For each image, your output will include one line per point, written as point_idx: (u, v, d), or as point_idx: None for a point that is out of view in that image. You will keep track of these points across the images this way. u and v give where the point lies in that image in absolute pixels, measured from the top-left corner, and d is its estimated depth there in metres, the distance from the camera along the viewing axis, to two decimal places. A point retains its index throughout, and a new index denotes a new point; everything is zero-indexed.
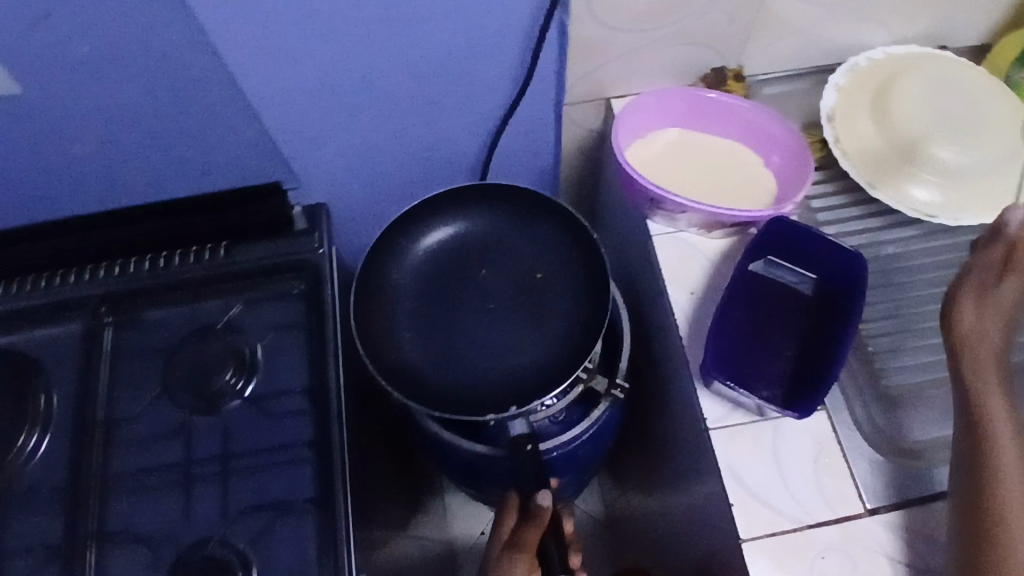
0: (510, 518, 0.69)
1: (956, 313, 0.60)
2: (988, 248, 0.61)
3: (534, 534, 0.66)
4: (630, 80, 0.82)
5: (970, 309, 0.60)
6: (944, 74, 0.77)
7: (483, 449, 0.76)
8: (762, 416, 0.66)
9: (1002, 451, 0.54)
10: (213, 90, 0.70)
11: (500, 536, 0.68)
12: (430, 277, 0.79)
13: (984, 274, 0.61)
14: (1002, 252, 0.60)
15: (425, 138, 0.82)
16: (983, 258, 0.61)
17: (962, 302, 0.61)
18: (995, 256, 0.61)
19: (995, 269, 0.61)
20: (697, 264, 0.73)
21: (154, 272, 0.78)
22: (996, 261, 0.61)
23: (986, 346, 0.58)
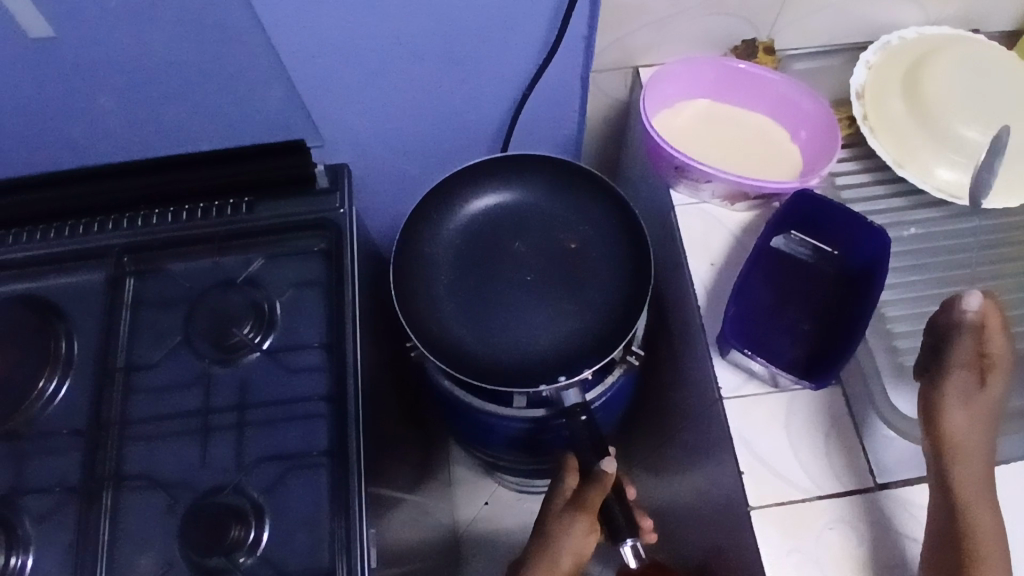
0: (569, 479, 0.69)
1: (945, 413, 0.58)
2: (961, 339, 0.60)
3: (596, 496, 0.65)
4: (659, 48, 0.81)
5: (955, 403, 0.58)
6: (980, 54, 0.75)
7: (528, 418, 0.76)
8: (776, 386, 0.66)
9: (978, 514, 0.55)
10: (242, 43, 0.70)
11: (562, 495, 0.69)
12: (466, 247, 0.78)
13: (964, 367, 0.59)
14: (974, 343, 0.60)
15: (451, 101, 0.82)
16: (961, 351, 0.60)
17: (951, 403, 0.58)
18: (970, 348, 0.60)
19: (971, 362, 0.60)
20: (720, 236, 0.72)
21: (177, 224, 0.79)
22: (972, 354, 0.60)
23: (972, 444, 0.57)
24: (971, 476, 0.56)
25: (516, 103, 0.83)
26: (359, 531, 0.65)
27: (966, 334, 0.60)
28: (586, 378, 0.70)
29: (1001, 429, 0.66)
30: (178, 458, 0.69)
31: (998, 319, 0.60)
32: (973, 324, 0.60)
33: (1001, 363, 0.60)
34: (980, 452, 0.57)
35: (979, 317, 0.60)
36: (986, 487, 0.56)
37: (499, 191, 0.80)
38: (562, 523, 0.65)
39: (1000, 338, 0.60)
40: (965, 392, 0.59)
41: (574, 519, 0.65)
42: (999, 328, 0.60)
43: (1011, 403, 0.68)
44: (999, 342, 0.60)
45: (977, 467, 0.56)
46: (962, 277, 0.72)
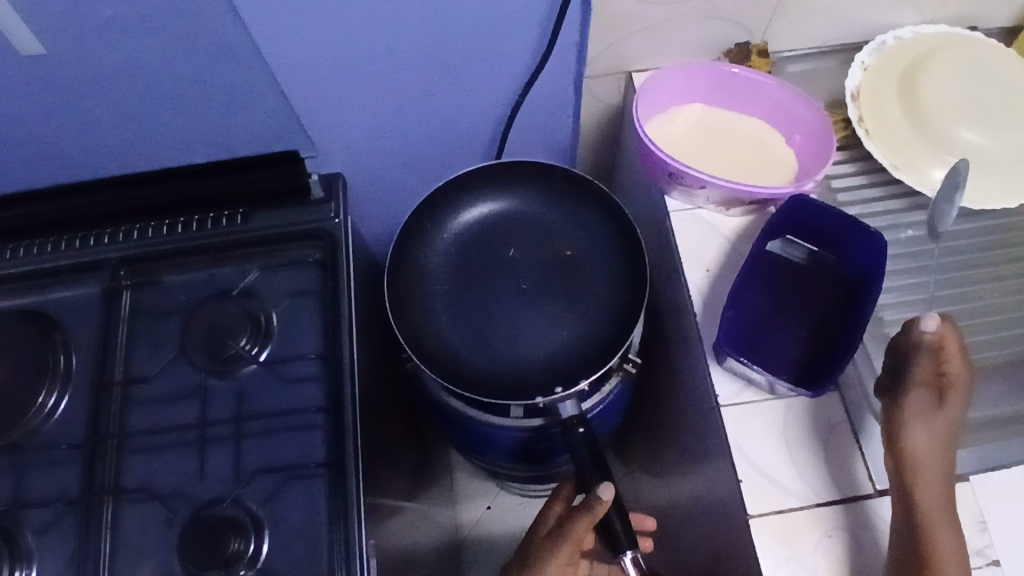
0: (557, 506, 0.71)
1: (907, 431, 0.57)
2: (920, 360, 0.59)
3: (584, 526, 0.63)
4: (652, 53, 0.80)
5: (912, 421, 0.57)
6: (978, 54, 0.74)
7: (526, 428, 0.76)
8: (773, 394, 0.65)
9: (935, 530, 0.55)
10: (234, 55, 0.70)
11: (546, 522, 0.70)
12: (461, 257, 0.77)
13: (923, 387, 0.59)
14: (932, 363, 0.59)
15: (444, 110, 0.82)
16: (920, 371, 0.59)
17: (911, 423, 0.57)
18: (929, 369, 0.59)
19: (930, 381, 0.59)
20: (715, 242, 0.72)
21: (172, 236, 0.79)
22: (930, 374, 0.59)
23: (935, 462, 0.56)
24: (932, 492, 0.55)
25: (511, 111, 0.83)
26: (358, 542, 0.65)
27: (925, 354, 0.59)
28: (582, 390, 0.69)
29: (999, 433, 0.65)
30: (177, 470, 0.69)
31: (956, 343, 0.60)
32: (933, 346, 0.59)
33: (960, 387, 0.59)
34: (941, 467, 0.56)
35: (937, 339, 0.59)
36: (945, 502, 0.56)
37: (493, 199, 0.79)
38: (544, 552, 0.65)
39: (957, 360, 0.60)
40: (923, 412, 0.58)
41: (556, 551, 0.64)
42: (957, 350, 0.60)
43: (986, 411, 0.67)
44: (957, 363, 0.59)
45: (938, 485, 0.56)
46: (960, 280, 0.71)
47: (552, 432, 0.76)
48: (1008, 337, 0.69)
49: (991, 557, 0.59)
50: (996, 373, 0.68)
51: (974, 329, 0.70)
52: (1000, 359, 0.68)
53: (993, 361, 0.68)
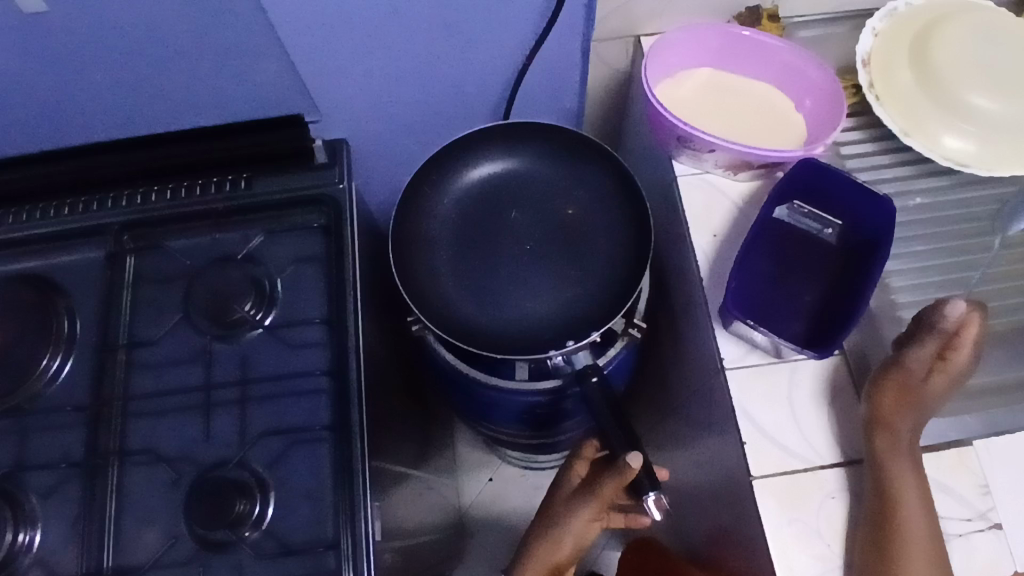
0: (580, 467, 0.72)
1: (880, 395, 0.60)
2: (927, 338, 0.61)
3: (611, 486, 0.65)
4: (660, 16, 0.79)
5: (892, 383, 0.60)
6: (991, 17, 0.73)
7: (536, 397, 0.76)
8: (780, 357, 0.65)
9: (902, 484, 0.57)
10: (239, 13, 0.69)
11: (572, 481, 0.72)
12: (466, 219, 0.76)
13: (918, 363, 0.61)
14: (937, 345, 0.61)
15: (449, 74, 0.81)
16: (922, 349, 0.61)
17: (887, 390, 0.60)
18: (931, 349, 0.61)
19: (928, 363, 0.61)
20: (722, 206, 0.71)
21: (175, 200, 0.78)
22: (931, 354, 0.61)
23: (906, 423, 0.59)
24: (898, 449, 0.58)
25: (516, 75, 0.82)
26: (362, 504, 0.65)
27: (935, 335, 0.60)
28: (594, 341, 0.71)
29: (1005, 400, 0.65)
30: (180, 434, 0.70)
31: (977, 334, 0.60)
32: (947, 331, 0.60)
33: (956, 374, 0.60)
34: (911, 426, 0.59)
35: (956, 326, 0.60)
36: (913, 459, 0.58)
37: (496, 160, 0.77)
38: (572, 511, 0.69)
39: (968, 352, 0.60)
40: (907, 378, 0.60)
41: (582, 510, 0.69)
42: (971, 343, 0.60)
43: (991, 378, 0.66)
44: (965, 355, 0.60)
45: (906, 444, 0.58)
46: (969, 247, 0.71)
47: (569, 393, 0.75)
48: (1016, 305, 0.69)
49: (993, 521, 0.60)
50: (1006, 340, 0.67)
51: (984, 297, 0.69)
52: (1010, 326, 0.68)
53: (1004, 328, 0.68)
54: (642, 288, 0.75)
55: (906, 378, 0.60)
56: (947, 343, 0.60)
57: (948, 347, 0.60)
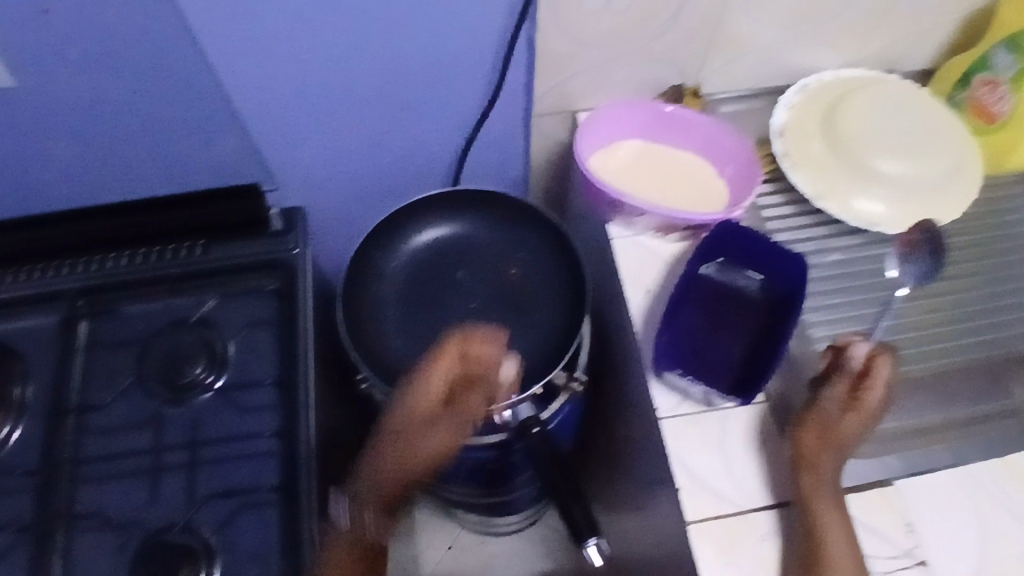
0: (443, 371, 0.68)
1: (801, 437, 0.64)
2: (838, 377, 0.66)
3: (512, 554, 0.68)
4: (597, 93, 0.84)
5: (811, 421, 0.64)
6: (891, 94, 0.80)
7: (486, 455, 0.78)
8: (711, 406, 0.68)
9: (828, 523, 0.60)
10: (199, 88, 0.74)
11: (429, 401, 0.68)
12: (413, 280, 0.79)
13: (830, 401, 0.65)
14: (847, 385, 0.66)
15: (400, 144, 0.86)
16: (835, 388, 0.66)
17: (809, 431, 0.64)
18: (844, 387, 0.66)
19: (842, 401, 0.65)
20: (655, 265, 0.76)
21: (131, 266, 0.80)
22: (844, 392, 0.65)
23: (830, 463, 0.62)
24: (823, 488, 0.61)
25: (463, 146, 0.87)
26: (310, 566, 0.66)
27: (845, 374, 0.66)
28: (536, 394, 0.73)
29: (922, 443, 0.70)
30: (127, 498, 0.70)
31: (885, 375, 0.66)
32: (854, 371, 0.66)
33: (870, 414, 0.65)
34: (833, 463, 0.62)
35: (860, 367, 0.66)
36: (837, 497, 0.61)
37: (441, 225, 0.81)
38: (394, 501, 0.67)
39: (879, 392, 0.65)
40: (822, 417, 0.64)
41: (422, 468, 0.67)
42: (880, 384, 0.65)
43: (908, 422, 0.71)
44: (876, 394, 0.65)
45: (830, 483, 0.61)
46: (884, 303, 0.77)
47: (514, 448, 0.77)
48: (930, 353, 0.74)
49: (919, 557, 0.63)
50: (918, 385, 0.73)
51: (899, 347, 0.74)
52: (923, 372, 0.73)
53: (918, 374, 0.73)
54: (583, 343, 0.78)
55: (822, 418, 0.65)
56: (856, 381, 0.66)
57: (857, 384, 0.65)
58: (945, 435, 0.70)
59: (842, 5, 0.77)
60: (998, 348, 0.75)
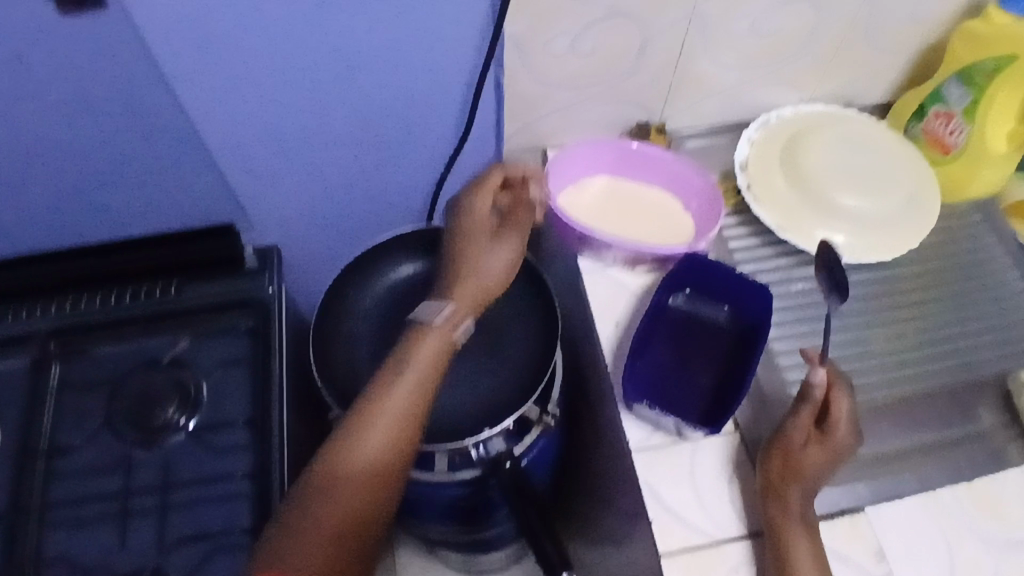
0: (488, 198, 0.76)
1: (769, 466, 0.65)
2: (802, 407, 0.67)
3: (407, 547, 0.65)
4: (565, 132, 0.85)
5: (777, 452, 0.65)
6: (848, 130, 0.82)
7: (462, 491, 0.77)
8: (681, 437, 0.69)
9: (798, 551, 0.61)
10: (172, 130, 0.74)
11: (483, 203, 0.76)
12: (387, 317, 0.79)
13: (796, 431, 0.65)
14: (811, 415, 0.66)
15: (374, 182, 0.87)
16: (799, 418, 0.66)
17: (775, 460, 0.65)
18: (808, 417, 0.66)
19: (806, 431, 0.66)
20: (624, 299, 0.77)
21: (105, 308, 0.81)
22: (809, 422, 0.66)
23: (800, 494, 0.63)
24: (793, 516, 0.62)
25: (435, 184, 0.88)
26: None
27: (809, 403, 0.66)
28: (508, 428, 0.73)
29: (891, 469, 0.71)
30: (97, 542, 0.69)
31: (847, 404, 0.66)
32: (817, 400, 0.66)
33: (836, 448, 0.65)
34: (801, 494, 0.63)
35: (823, 394, 0.67)
36: (807, 525, 0.62)
37: (413, 261, 0.81)
38: (355, 473, 0.61)
39: (844, 425, 0.66)
40: (788, 448, 0.65)
41: (391, 441, 0.62)
42: (842, 415, 0.66)
43: (879, 448, 0.72)
44: (840, 428, 0.65)
45: (800, 513, 0.62)
46: (850, 332, 0.78)
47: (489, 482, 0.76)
48: (896, 379, 0.76)
49: None
50: (885, 412, 0.74)
51: (867, 376, 0.76)
52: (889, 400, 0.75)
53: (884, 401, 0.75)
54: (556, 377, 0.78)
55: (787, 447, 0.65)
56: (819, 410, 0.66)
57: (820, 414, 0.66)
58: (913, 462, 0.71)
59: (798, 45, 0.79)
60: (961, 374, 0.76)
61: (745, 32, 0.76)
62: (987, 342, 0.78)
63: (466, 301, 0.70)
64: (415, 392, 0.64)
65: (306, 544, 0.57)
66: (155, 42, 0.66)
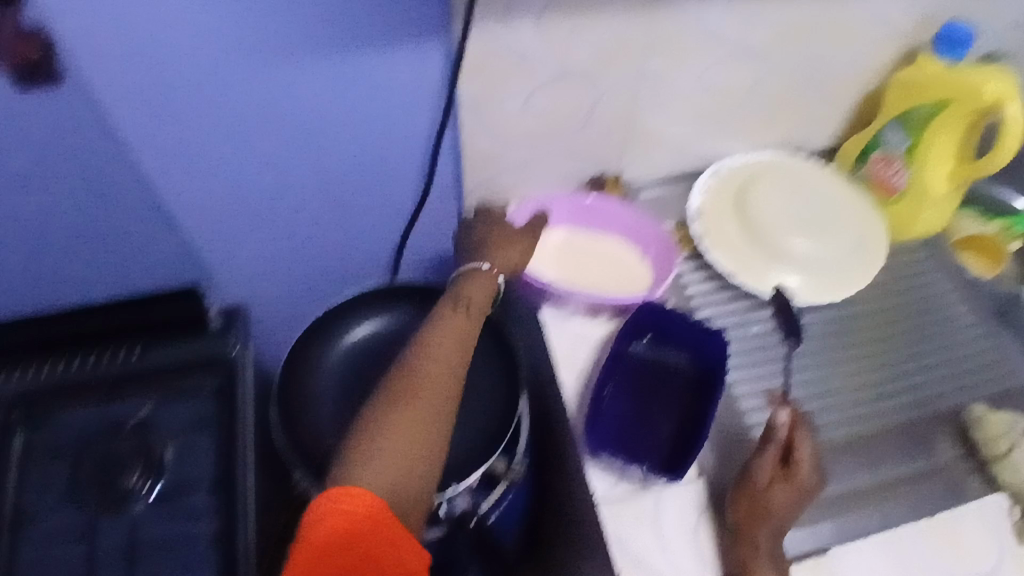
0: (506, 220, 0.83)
1: (736, 509, 0.66)
2: (766, 447, 0.68)
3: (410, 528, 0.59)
4: (524, 186, 0.87)
5: (743, 494, 0.66)
6: (792, 177, 0.86)
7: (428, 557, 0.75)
8: (645, 486, 0.70)
9: None
10: (134, 199, 0.75)
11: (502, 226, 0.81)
12: (350, 375, 0.79)
13: (761, 473, 0.66)
14: (776, 455, 0.67)
15: (337, 240, 0.87)
16: (764, 458, 0.67)
17: (742, 503, 0.66)
18: (773, 457, 0.67)
19: (772, 471, 0.67)
20: (585, 350, 0.78)
21: (67, 372, 0.80)
22: (773, 462, 0.67)
23: (767, 535, 0.64)
24: (759, 559, 0.63)
25: (398, 241, 0.89)
26: None
27: (773, 443, 0.67)
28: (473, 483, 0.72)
29: (856, 507, 0.71)
30: None
31: (809, 442, 0.67)
32: (781, 441, 0.67)
33: (801, 487, 0.66)
34: (768, 534, 0.64)
35: (787, 434, 0.68)
36: (773, 564, 0.64)
37: (373, 320, 0.82)
38: (417, 417, 0.61)
39: (807, 463, 0.67)
40: (753, 490, 0.66)
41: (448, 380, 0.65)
42: (806, 455, 0.67)
43: (845, 486, 0.73)
44: (803, 467, 0.66)
45: (767, 554, 0.64)
46: (810, 372, 0.79)
47: (454, 545, 0.74)
48: (857, 416, 0.77)
49: None
50: (848, 450, 0.75)
51: (829, 415, 0.77)
52: (850, 437, 0.75)
53: (846, 438, 0.75)
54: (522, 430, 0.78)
55: (753, 489, 0.66)
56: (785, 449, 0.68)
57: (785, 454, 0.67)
58: (878, 499, 0.72)
59: (743, 97, 0.82)
60: (919, 409, 0.78)
61: (689, 87, 0.79)
62: (941, 377, 0.80)
63: (480, 296, 0.72)
64: (456, 343, 0.67)
65: (375, 484, 0.57)
66: (117, 118, 0.67)
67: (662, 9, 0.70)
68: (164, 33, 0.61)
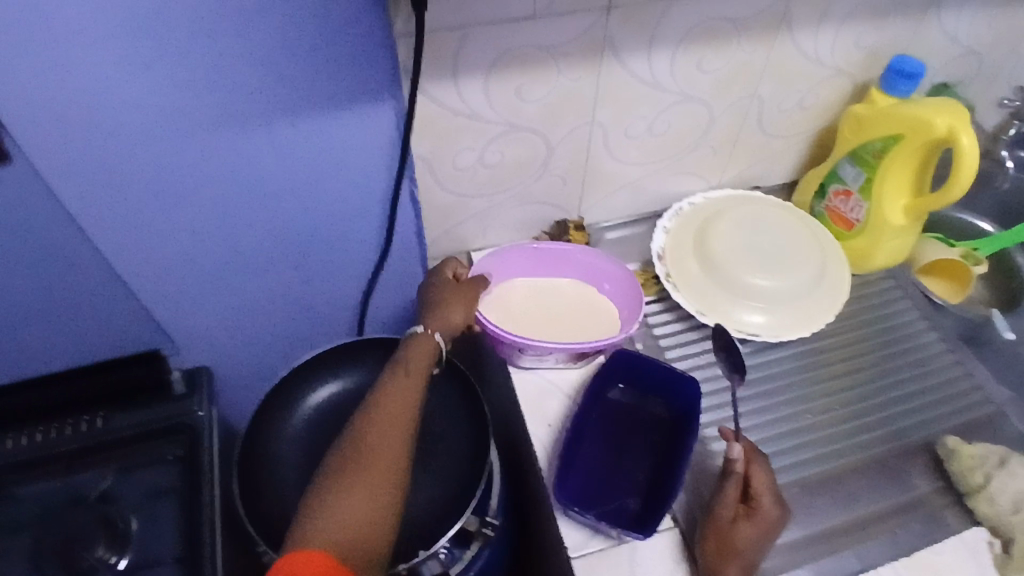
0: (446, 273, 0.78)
1: (705, 547, 0.65)
2: (727, 483, 0.66)
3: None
4: (485, 234, 0.86)
5: (711, 532, 0.65)
6: (754, 214, 0.86)
7: None
8: (620, 539, 0.68)
9: None
10: (85, 266, 0.73)
11: (443, 279, 0.77)
12: (314, 437, 0.77)
13: (726, 508, 0.65)
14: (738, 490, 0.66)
15: (298, 298, 0.86)
16: (727, 495, 0.65)
17: (710, 540, 0.65)
18: (735, 492, 0.66)
19: (734, 505, 0.66)
20: (555, 399, 0.77)
21: (32, 444, 0.79)
22: (736, 497, 0.66)
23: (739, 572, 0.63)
24: None
25: (362, 296, 0.88)
26: None
27: (733, 477, 0.66)
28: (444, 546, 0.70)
29: (835, 549, 0.70)
30: None
31: (765, 473, 0.67)
32: (740, 474, 0.66)
33: (764, 521, 0.65)
34: (740, 570, 0.63)
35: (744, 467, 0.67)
36: None
37: (335, 380, 0.80)
38: (374, 477, 0.56)
39: (766, 496, 0.66)
40: (720, 526, 0.65)
41: (403, 440, 0.60)
42: (766, 487, 0.66)
43: (822, 527, 0.72)
44: (765, 501, 0.66)
45: None
46: (780, 414, 0.79)
47: None
48: (829, 454, 0.76)
49: None
50: (823, 489, 0.74)
51: (801, 455, 0.76)
52: (824, 476, 0.75)
53: (821, 478, 0.74)
54: (495, 485, 0.77)
55: (719, 526, 0.65)
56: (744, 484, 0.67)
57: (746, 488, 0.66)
58: (854, 538, 0.71)
59: (697, 137, 0.83)
60: (891, 442, 0.77)
61: (642, 132, 0.80)
62: (911, 408, 0.80)
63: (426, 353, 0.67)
64: (407, 400, 0.63)
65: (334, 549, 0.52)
66: (63, 187, 0.65)
67: (608, 60, 0.71)
68: (111, 103, 0.61)
